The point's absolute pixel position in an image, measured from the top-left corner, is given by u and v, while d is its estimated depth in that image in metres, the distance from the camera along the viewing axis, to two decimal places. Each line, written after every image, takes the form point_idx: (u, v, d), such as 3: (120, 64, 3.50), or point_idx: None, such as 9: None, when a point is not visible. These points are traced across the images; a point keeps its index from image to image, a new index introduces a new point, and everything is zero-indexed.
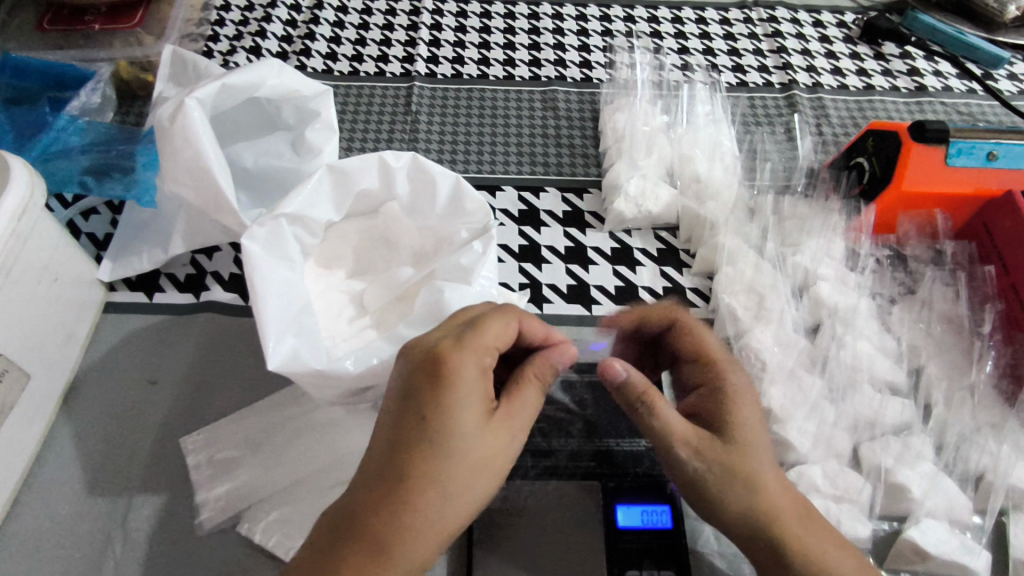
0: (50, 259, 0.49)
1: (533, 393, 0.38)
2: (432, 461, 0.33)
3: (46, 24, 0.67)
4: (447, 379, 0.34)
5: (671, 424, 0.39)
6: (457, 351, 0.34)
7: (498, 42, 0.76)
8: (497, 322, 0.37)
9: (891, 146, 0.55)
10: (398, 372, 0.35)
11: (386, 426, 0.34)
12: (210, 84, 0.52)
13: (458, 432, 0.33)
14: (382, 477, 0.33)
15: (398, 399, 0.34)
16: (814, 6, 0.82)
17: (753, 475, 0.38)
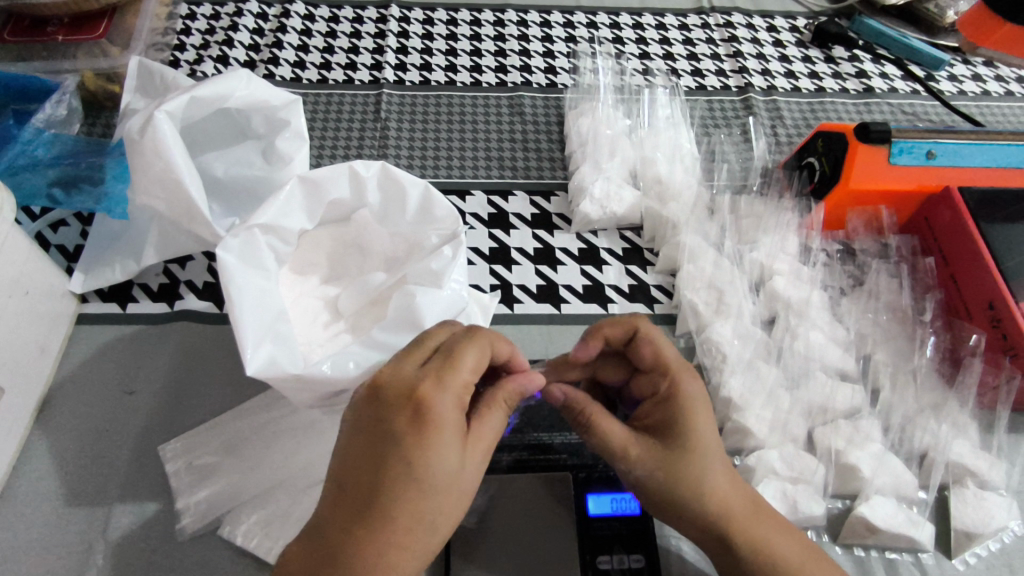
0: (21, 273, 0.49)
1: (500, 417, 0.39)
2: (414, 498, 0.34)
3: (8, 35, 0.66)
4: (430, 420, 0.34)
5: (625, 436, 0.41)
6: (436, 389, 0.35)
7: (464, 49, 0.78)
8: (471, 352, 0.38)
9: (838, 147, 0.58)
10: (373, 410, 0.36)
11: (367, 464, 0.34)
12: (178, 97, 0.53)
13: (440, 469, 0.34)
14: (364, 515, 0.34)
15: (374, 437, 0.35)
16: (767, 11, 0.85)
17: (706, 487, 0.39)
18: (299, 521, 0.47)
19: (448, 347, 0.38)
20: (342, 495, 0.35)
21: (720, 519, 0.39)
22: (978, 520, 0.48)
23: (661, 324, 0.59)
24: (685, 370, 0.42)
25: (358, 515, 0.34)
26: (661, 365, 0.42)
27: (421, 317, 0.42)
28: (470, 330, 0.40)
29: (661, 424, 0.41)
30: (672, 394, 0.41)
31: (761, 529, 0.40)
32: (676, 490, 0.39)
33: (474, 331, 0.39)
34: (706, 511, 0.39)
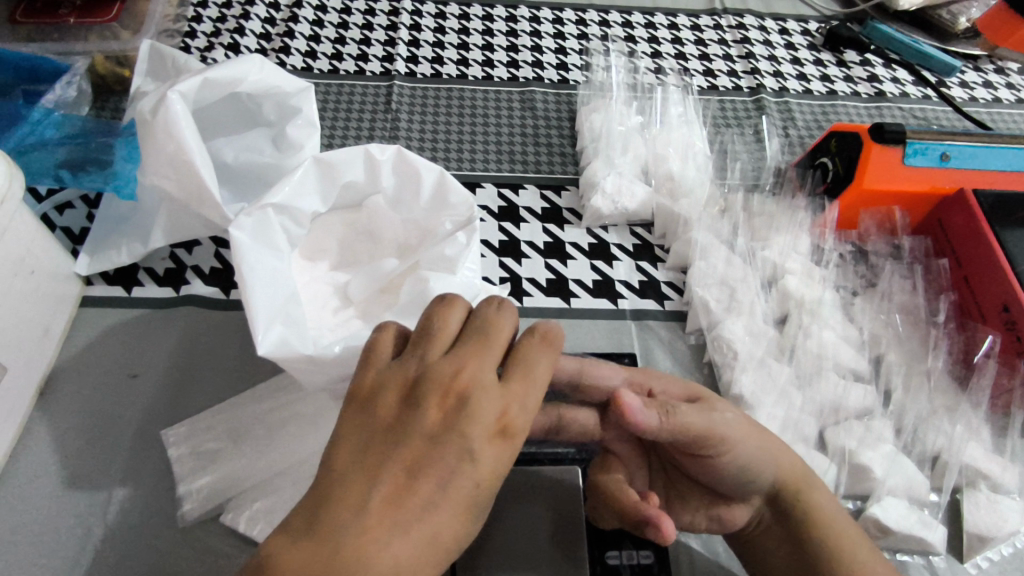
0: (26, 252, 0.48)
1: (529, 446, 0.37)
2: (466, 517, 0.29)
3: (19, 17, 0.65)
4: (511, 435, 0.31)
5: (703, 417, 0.38)
6: (518, 404, 0.32)
7: (477, 43, 0.78)
8: (545, 363, 0.34)
9: (852, 146, 0.58)
10: (441, 408, 0.30)
11: (439, 462, 0.29)
12: (191, 78, 0.52)
13: (495, 490, 0.31)
14: (416, 527, 0.27)
15: (434, 440, 0.29)
16: (779, 14, 0.85)
17: (761, 440, 0.40)
18: None
19: (530, 353, 0.34)
20: (380, 496, 0.28)
21: (794, 466, 0.41)
22: (991, 523, 0.47)
23: (671, 321, 0.59)
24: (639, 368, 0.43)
25: (400, 523, 0.27)
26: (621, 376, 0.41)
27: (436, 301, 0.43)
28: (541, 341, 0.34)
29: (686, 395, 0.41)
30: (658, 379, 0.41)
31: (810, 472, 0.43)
32: (757, 434, 0.40)
33: (549, 334, 0.34)
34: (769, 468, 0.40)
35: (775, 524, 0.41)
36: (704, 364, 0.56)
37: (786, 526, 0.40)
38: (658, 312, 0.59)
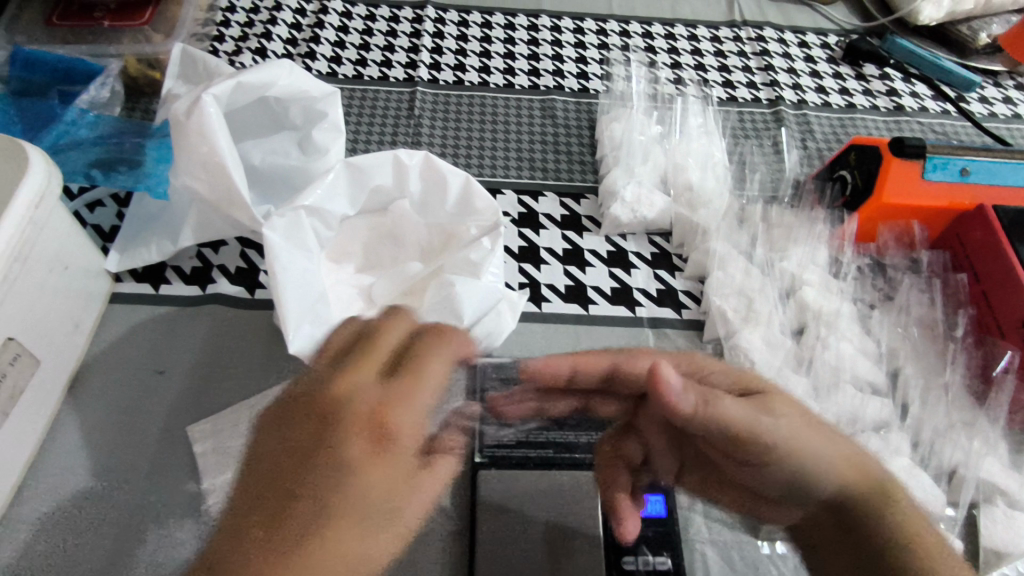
0: (61, 249, 0.50)
1: (455, 459, 0.41)
2: (384, 520, 0.35)
3: (55, 19, 0.67)
4: (387, 443, 0.36)
5: (748, 412, 0.41)
6: (394, 408, 0.37)
7: (499, 51, 0.79)
8: (433, 369, 0.39)
9: (871, 160, 0.59)
10: (345, 430, 0.35)
11: (305, 481, 0.33)
12: (225, 82, 0.53)
13: (387, 497, 0.35)
14: (310, 534, 0.32)
15: (332, 461, 0.34)
16: (799, 28, 0.86)
17: (802, 424, 0.41)
18: None
19: (394, 359, 0.39)
20: (273, 518, 0.32)
21: (855, 466, 0.41)
22: (1010, 540, 0.47)
23: (689, 330, 0.59)
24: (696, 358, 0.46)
25: (296, 544, 0.32)
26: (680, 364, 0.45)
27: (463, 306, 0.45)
28: (442, 335, 0.42)
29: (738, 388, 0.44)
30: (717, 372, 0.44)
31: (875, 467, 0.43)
32: (808, 431, 0.41)
33: (447, 334, 0.42)
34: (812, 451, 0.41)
35: (833, 525, 0.41)
36: None
37: (843, 527, 0.40)
38: (675, 321, 0.60)
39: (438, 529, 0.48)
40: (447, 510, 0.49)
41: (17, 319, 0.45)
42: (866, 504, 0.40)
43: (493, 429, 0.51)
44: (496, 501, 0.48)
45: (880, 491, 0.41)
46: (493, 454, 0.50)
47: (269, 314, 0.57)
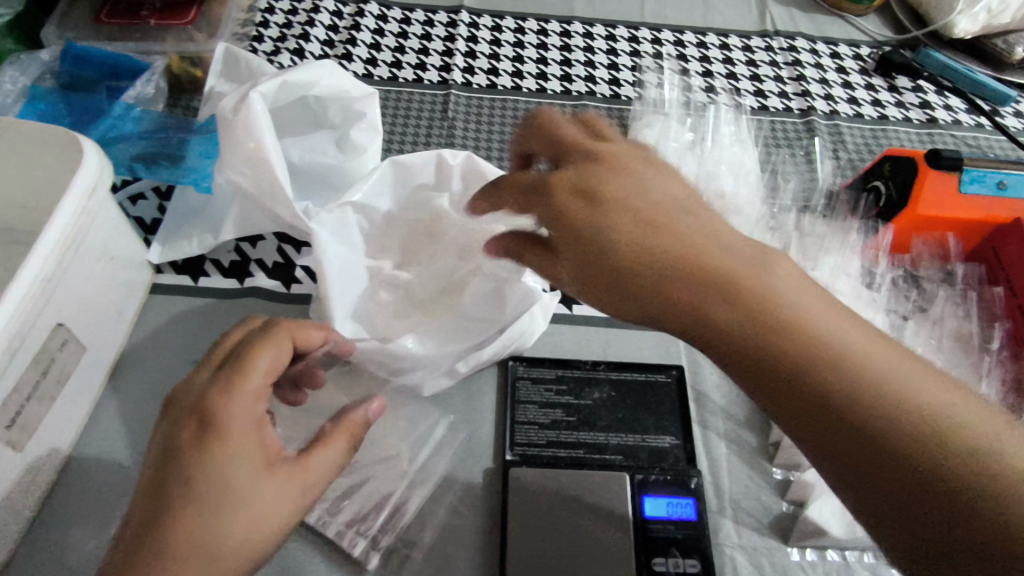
0: (110, 239, 0.51)
1: (341, 445, 0.41)
2: (235, 506, 0.35)
3: (104, 16, 0.69)
4: (213, 434, 0.36)
5: (678, 306, 0.35)
6: (223, 395, 0.37)
7: (532, 56, 0.80)
8: (264, 362, 0.39)
9: (907, 171, 0.59)
10: (167, 424, 0.37)
11: (151, 478, 0.35)
12: (272, 80, 0.54)
13: (243, 486, 0.36)
14: (175, 524, 0.34)
15: (166, 454, 0.36)
16: (831, 38, 0.86)
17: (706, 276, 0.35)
18: (364, 497, 0.49)
19: (237, 351, 0.39)
20: (138, 510, 0.34)
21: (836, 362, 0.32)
22: None
23: None
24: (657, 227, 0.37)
25: (147, 538, 0.33)
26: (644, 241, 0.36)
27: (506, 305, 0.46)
28: (272, 325, 0.41)
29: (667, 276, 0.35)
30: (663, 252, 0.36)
31: (891, 361, 0.32)
32: (763, 327, 0.33)
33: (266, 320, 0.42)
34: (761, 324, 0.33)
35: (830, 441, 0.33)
36: None
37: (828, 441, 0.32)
38: None
39: (469, 525, 0.49)
40: (477, 506, 0.50)
41: (67, 306, 0.46)
42: (855, 387, 0.31)
43: (524, 429, 0.53)
44: (528, 499, 0.48)
45: (866, 383, 0.31)
46: (525, 453, 0.51)
47: (305, 308, 0.58)
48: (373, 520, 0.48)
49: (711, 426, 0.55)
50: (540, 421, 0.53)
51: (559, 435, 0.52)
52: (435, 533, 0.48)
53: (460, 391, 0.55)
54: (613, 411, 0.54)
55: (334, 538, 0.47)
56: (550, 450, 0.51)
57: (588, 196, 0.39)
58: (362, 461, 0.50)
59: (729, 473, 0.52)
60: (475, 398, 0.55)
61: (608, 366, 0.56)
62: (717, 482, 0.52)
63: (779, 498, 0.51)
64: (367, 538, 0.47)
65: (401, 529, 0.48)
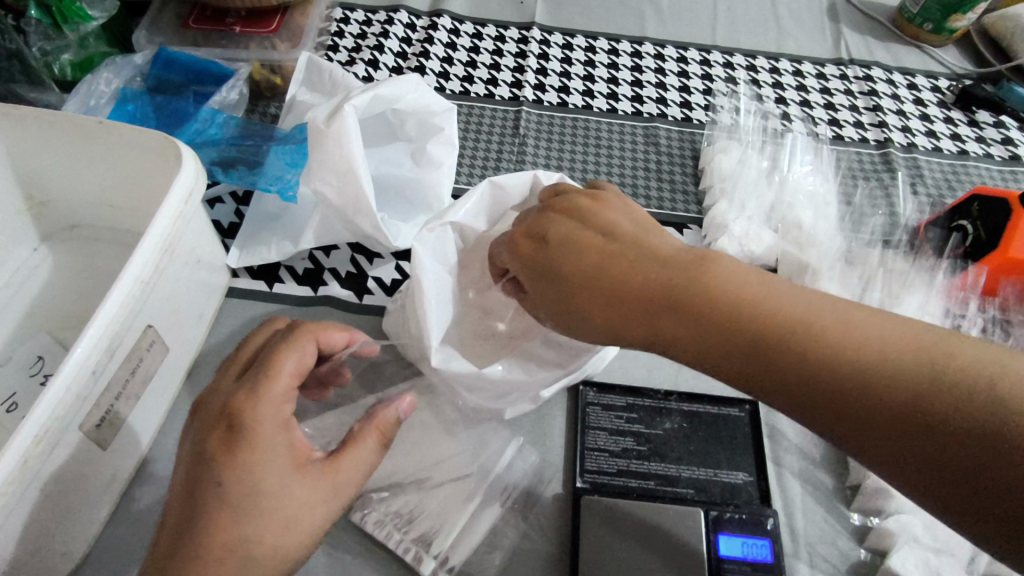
0: (198, 244, 0.52)
1: (371, 443, 0.41)
2: (266, 508, 0.35)
3: (191, 22, 0.71)
4: (241, 435, 0.36)
5: (663, 331, 0.39)
6: (248, 398, 0.37)
7: (602, 76, 0.79)
8: (287, 363, 0.39)
9: (999, 212, 0.57)
10: (198, 430, 0.37)
11: (186, 482, 0.36)
12: (365, 93, 0.55)
13: (272, 489, 0.36)
14: (208, 527, 0.34)
15: (200, 457, 0.36)
16: (908, 69, 0.84)
17: (622, 284, 0.40)
18: (433, 514, 0.49)
19: (262, 355, 0.40)
20: (175, 515, 0.35)
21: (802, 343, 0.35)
22: None
23: None
24: (620, 257, 0.41)
25: (182, 544, 0.34)
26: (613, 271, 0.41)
27: None
28: (295, 329, 0.42)
29: (646, 291, 0.39)
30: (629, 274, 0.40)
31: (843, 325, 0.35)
32: (732, 326, 0.37)
33: (292, 324, 0.42)
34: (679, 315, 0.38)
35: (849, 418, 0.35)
36: None
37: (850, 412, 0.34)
38: None
39: (537, 550, 0.48)
40: (546, 532, 0.49)
41: (157, 308, 0.47)
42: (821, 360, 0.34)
43: (594, 456, 0.52)
44: (599, 528, 0.47)
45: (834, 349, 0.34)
46: (595, 481, 0.50)
47: (377, 320, 0.58)
48: (443, 539, 0.48)
49: (786, 465, 0.53)
50: (610, 449, 0.52)
51: (631, 465, 0.51)
52: (505, 556, 0.48)
53: (530, 414, 0.55)
54: (686, 443, 0.53)
55: (402, 555, 0.47)
56: (621, 480, 0.51)
57: (538, 239, 0.43)
58: (433, 478, 0.50)
59: (805, 515, 0.51)
60: (545, 421, 0.54)
61: (680, 396, 0.55)
62: (792, 524, 0.50)
63: (856, 545, 0.50)
64: (436, 558, 0.47)
65: (468, 551, 0.48)
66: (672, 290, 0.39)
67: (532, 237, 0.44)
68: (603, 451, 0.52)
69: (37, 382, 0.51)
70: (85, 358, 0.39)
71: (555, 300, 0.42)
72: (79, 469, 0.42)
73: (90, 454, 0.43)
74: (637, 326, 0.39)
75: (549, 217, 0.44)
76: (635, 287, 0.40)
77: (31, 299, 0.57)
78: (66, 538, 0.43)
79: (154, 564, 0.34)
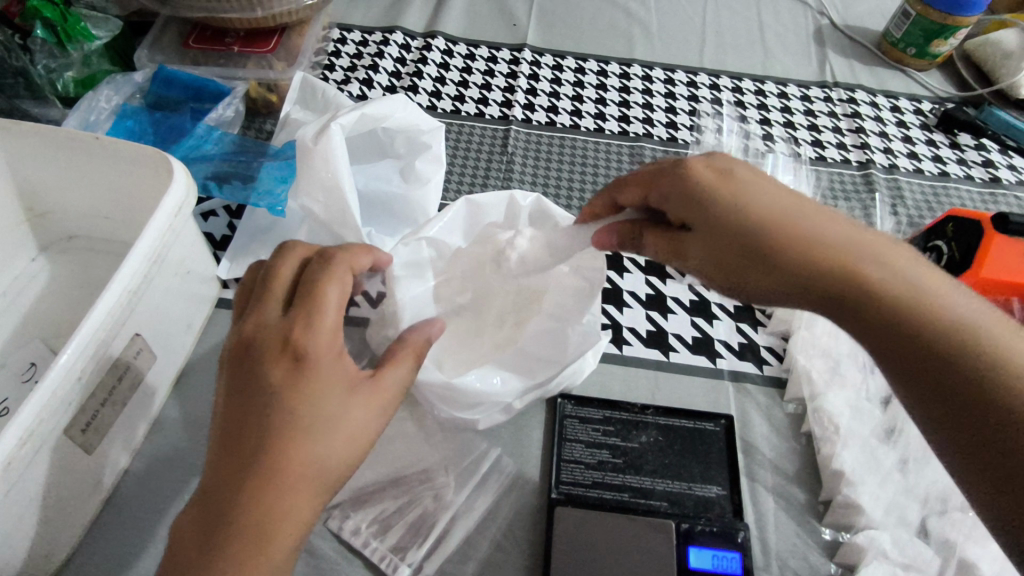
0: (188, 254, 0.53)
1: (409, 366, 0.42)
2: (327, 430, 0.37)
3: (191, 42, 0.73)
4: (301, 365, 0.37)
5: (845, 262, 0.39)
6: (302, 330, 0.38)
7: (590, 96, 0.82)
8: (332, 291, 0.39)
9: (971, 234, 0.58)
10: (240, 370, 0.38)
11: (234, 420, 0.36)
12: (352, 112, 0.58)
13: (328, 411, 0.37)
14: (267, 457, 0.35)
15: (256, 389, 0.37)
16: (892, 92, 0.85)
17: (809, 223, 0.41)
18: (409, 522, 0.50)
19: (302, 286, 0.40)
20: (223, 451, 0.36)
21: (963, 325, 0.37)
22: None
23: (770, 387, 0.59)
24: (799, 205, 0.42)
25: (238, 476, 0.34)
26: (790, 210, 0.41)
27: (569, 342, 0.51)
28: (328, 258, 0.41)
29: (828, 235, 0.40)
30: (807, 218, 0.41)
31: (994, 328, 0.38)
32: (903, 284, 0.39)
33: (325, 253, 0.42)
34: (865, 264, 0.39)
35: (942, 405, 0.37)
36: (801, 434, 0.57)
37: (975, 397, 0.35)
38: (756, 376, 0.60)
39: (511, 560, 0.49)
40: (520, 541, 0.50)
41: (145, 317, 0.48)
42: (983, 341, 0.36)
43: (570, 467, 0.53)
44: (570, 538, 0.48)
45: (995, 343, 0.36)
46: (569, 492, 0.51)
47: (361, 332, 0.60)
48: (417, 548, 0.49)
49: (760, 479, 0.54)
50: (586, 461, 0.53)
51: (605, 476, 0.52)
52: (478, 566, 0.49)
53: (508, 425, 0.56)
54: (660, 456, 0.53)
55: (378, 562, 0.48)
56: (595, 492, 0.51)
57: (722, 172, 0.43)
58: (409, 487, 0.51)
59: (776, 529, 0.51)
60: (522, 433, 0.55)
61: (657, 410, 0.56)
62: (763, 538, 0.51)
63: (827, 559, 0.50)
64: (410, 566, 0.48)
65: (442, 560, 0.48)
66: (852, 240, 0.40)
67: (714, 168, 0.43)
68: (578, 460, 0.53)
69: (28, 387, 0.53)
70: (71, 363, 0.41)
71: (715, 223, 0.42)
72: (64, 473, 0.44)
73: (74, 458, 0.44)
74: (818, 255, 0.40)
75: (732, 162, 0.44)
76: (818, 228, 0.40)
77: (27, 307, 0.58)
78: (50, 540, 0.44)
79: (204, 501, 0.35)
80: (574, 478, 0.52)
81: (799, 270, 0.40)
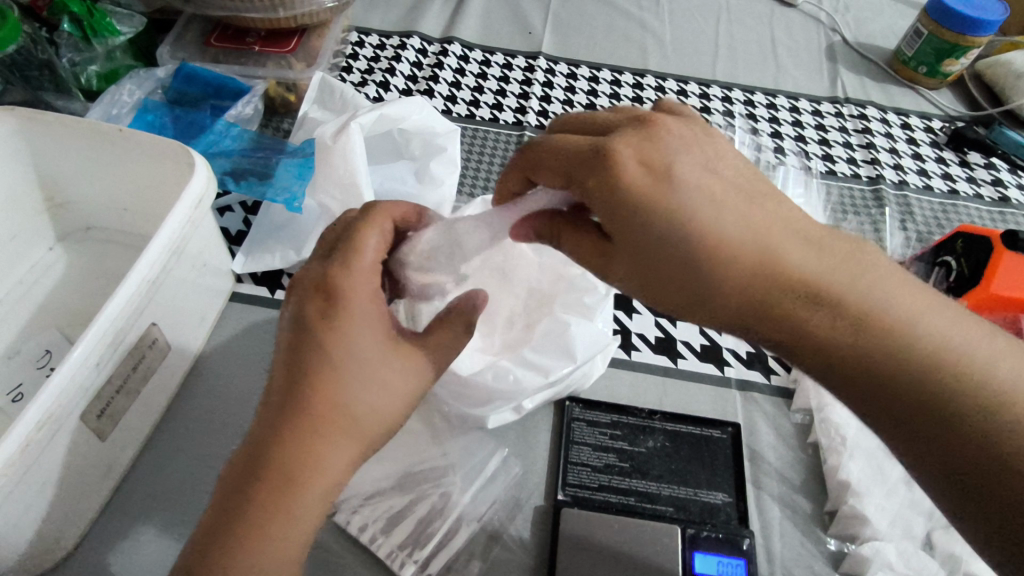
0: (205, 247, 0.54)
1: (456, 332, 0.44)
2: (366, 373, 0.38)
3: (213, 40, 0.74)
4: (339, 307, 0.38)
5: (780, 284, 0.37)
6: (340, 272, 0.39)
7: (604, 105, 0.82)
8: (374, 238, 0.42)
9: (981, 251, 0.59)
10: (288, 314, 0.39)
11: (280, 361, 0.38)
12: (370, 112, 0.60)
13: (366, 354, 0.38)
14: (309, 393, 0.36)
15: (299, 327, 0.38)
16: (903, 109, 0.86)
17: (740, 237, 0.37)
18: (415, 520, 0.50)
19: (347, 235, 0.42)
20: (269, 392, 0.38)
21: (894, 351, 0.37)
22: None
23: (777, 397, 0.59)
24: (727, 214, 0.37)
25: (280, 415, 0.36)
26: (717, 222, 0.37)
27: (576, 348, 0.50)
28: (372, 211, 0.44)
29: (759, 248, 0.37)
30: (734, 226, 0.37)
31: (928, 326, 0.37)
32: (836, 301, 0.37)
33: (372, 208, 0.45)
34: (794, 279, 0.37)
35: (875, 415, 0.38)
36: (807, 444, 0.57)
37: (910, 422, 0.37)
38: (764, 386, 0.60)
39: (516, 560, 0.49)
40: (526, 542, 0.50)
41: (161, 307, 0.49)
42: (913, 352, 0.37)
43: (576, 470, 0.53)
44: (576, 540, 0.49)
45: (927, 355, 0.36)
46: (575, 494, 0.52)
47: None
48: (423, 545, 0.49)
49: (765, 488, 0.54)
50: (593, 464, 0.53)
51: (611, 479, 0.52)
52: (483, 565, 0.49)
53: (516, 426, 0.56)
54: (667, 461, 0.54)
55: (385, 558, 0.48)
56: (600, 494, 0.52)
57: (645, 168, 0.38)
58: (416, 485, 0.51)
59: (781, 538, 0.52)
60: (530, 435, 0.56)
61: (664, 416, 0.56)
62: (768, 546, 0.51)
63: (831, 570, 0.50)
64: (416, 563, 0.48)
65: (448, 558, 0.49)
66: (782, 255, 0.37)
67: (632, 166, 0.38)
68: (585, 462, 0.53)
69: (44, 374, 0.53)
70: (88, 352, 0.41)
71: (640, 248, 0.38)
72: (78, 458, 0.44)
73: (89, 443, 0.45)
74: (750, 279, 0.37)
75: (650, 144, 0.38)
76: (748, 240, 0.37)
77: (44, 295, 0.59)
78: (62, 524, 0.45)
79: (249, 441, 0.36)
80: (580, 479, 0.52)
81: (727, 299, 0.38)
